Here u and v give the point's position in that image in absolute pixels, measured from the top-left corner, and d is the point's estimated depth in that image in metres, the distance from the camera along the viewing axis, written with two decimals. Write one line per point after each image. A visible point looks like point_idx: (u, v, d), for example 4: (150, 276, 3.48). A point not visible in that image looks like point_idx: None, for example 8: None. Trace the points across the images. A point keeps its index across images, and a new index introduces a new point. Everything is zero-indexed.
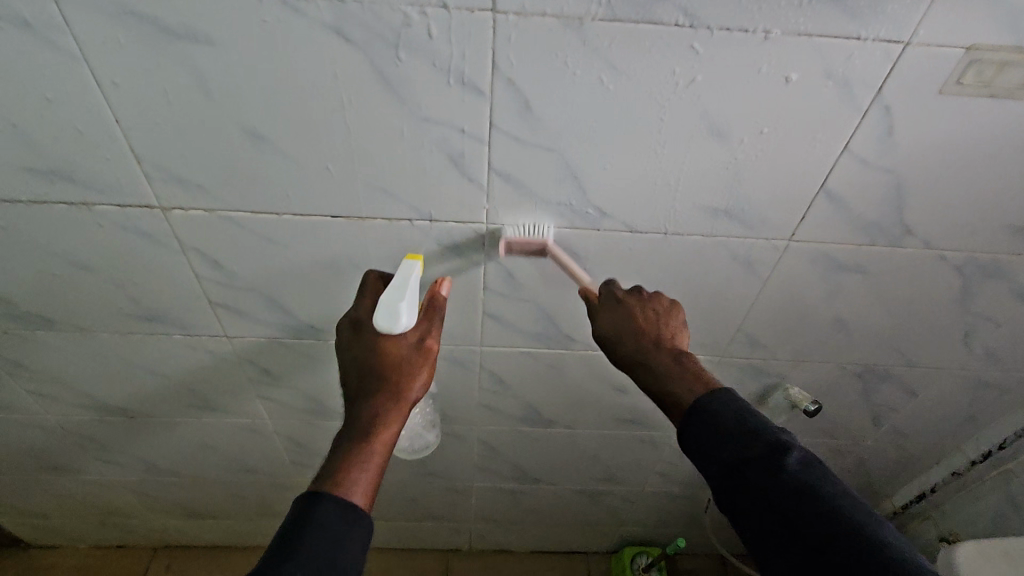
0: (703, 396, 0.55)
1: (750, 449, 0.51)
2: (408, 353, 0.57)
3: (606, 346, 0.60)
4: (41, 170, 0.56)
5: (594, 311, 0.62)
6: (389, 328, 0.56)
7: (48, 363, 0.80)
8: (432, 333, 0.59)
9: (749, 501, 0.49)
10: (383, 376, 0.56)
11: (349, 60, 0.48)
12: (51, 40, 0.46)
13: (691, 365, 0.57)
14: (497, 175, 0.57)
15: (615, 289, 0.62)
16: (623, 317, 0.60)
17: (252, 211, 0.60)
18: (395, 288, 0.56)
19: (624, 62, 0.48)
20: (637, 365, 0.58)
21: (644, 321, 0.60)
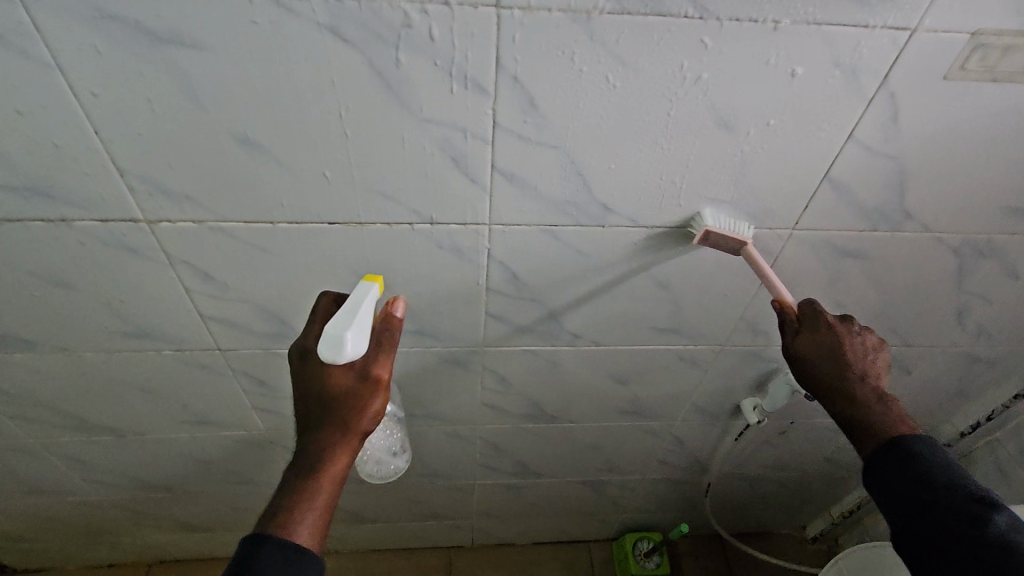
0: (903, 441, 0.55)
1: (956, 504, 0.50)
2: (355, 384, 0.53)
3: (796, 367, 0.62)
4: (14, 187, 0.52)
5: (794, 330, 0.62)
6: (331, 360, 0.52)
7: (29, 385, 0.76)
8: (383, 361, 0.54)
9: (917, 537, 0.52)
10: (330, 409, 0.53)
11: (346, 61, 0.45)
12: (22, 48, 0.43)
13: (901, 411, 0.57)
14: (501, 175, 0.55)
15: (817, 309, 0.62)
16: (832, 341, 0.60)
17: (244, 221, 0.57)
18: (340, 317, 0.53)
19: (632, 56, 0.47)
20: (828, 399, 0.60)
21: (851, 349, 0.60)
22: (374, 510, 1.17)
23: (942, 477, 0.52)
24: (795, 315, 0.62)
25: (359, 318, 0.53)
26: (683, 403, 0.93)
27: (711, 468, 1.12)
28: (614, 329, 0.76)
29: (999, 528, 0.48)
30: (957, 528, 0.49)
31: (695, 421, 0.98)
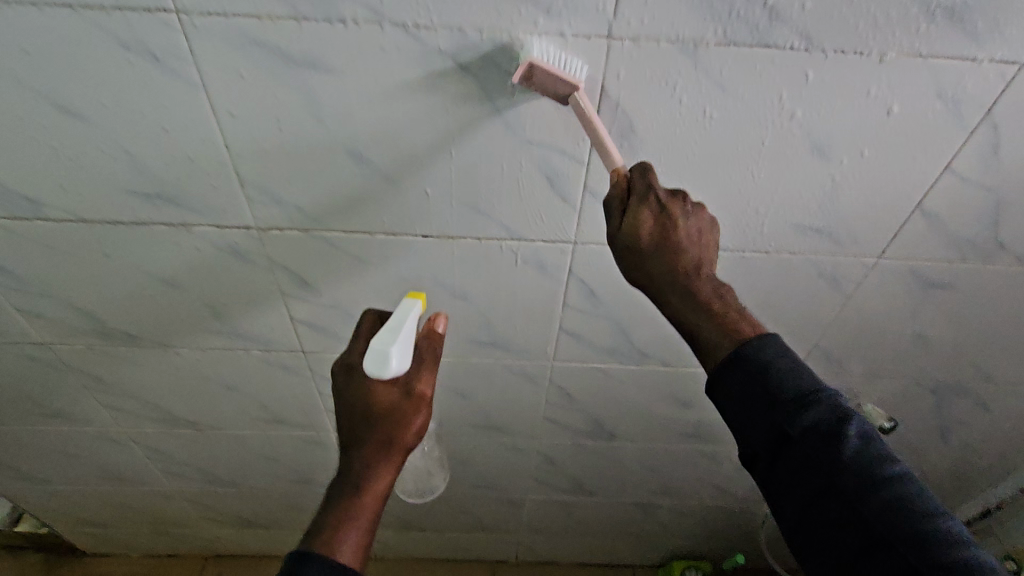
0: (747, 344, 0.47)
1: (789, 399, 0.45)
2: (401, 398, 0.52)
3: (618, 256, 0.50)
4: (147, 194, 0.57)
5: (619, 207, 0.49)
6: (377, 375, 0.52)
7: (126, 377, 0.82)
8: (428, 378, 0.54)
9: (758, 427, 0.46)
10: (374, 426, 0.51)
11: (461, 85, 0.49)
12: (176, 70, 0.48)
13: (729, 306, 0.49)
14: (592, 195, 0.57)
15: (649, 177, 0.49)
16: (658, 225, 0.48)
17: (346, 231, 0.61)
18: (387, 331, 0.53)
19: (735, 85, 0.48)
20: (663, 292, 0.49)
21: (682, 231, 0.49)
22: (425, 518, 1.19)
23: (792, 386, 0.45)
24: (626, 183, 0.48)
25: (404, 332, 0.53)
26: None
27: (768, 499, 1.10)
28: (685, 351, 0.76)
29: (850, 444, 0.44)
30: (796, 423, 0.45)
31: None
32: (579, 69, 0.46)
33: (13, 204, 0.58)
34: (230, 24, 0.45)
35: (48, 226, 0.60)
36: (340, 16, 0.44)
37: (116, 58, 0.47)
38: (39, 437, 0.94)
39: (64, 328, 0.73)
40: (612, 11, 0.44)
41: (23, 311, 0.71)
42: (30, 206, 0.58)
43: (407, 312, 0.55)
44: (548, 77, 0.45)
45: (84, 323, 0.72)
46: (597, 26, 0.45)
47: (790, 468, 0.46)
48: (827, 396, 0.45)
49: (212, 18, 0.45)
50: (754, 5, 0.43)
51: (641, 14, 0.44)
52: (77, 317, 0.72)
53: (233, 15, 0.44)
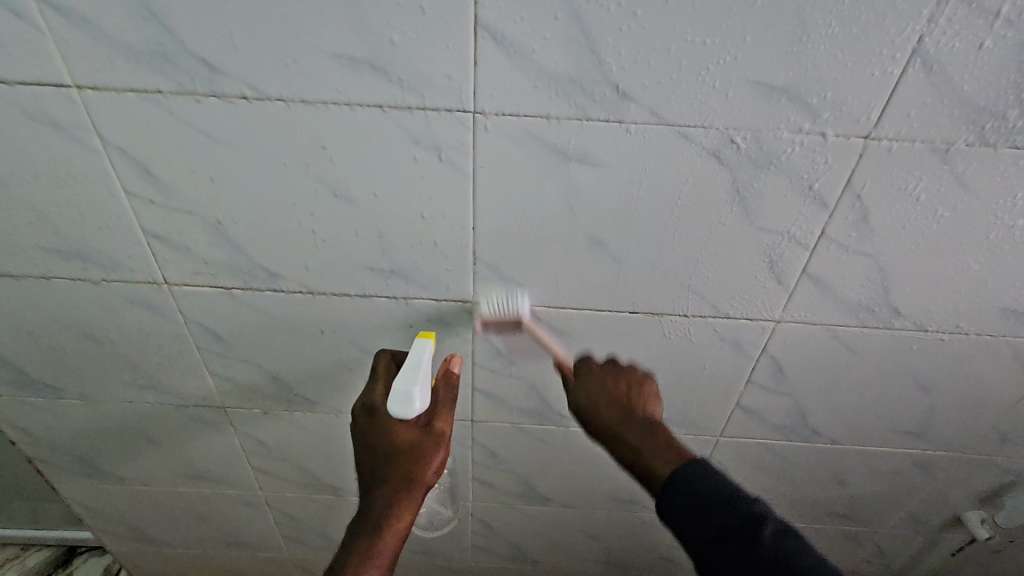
0: (680, 466, 0.49)
1: (709, 503, 0.46)
2: (420, 435, 0.53)
3: (584, 420, 0.57)
4: (382, 269, 0.61)
5: (575, 380, 0.60)
6: (401, 416, 0.53)
7: (288, 442, 0.83)
8: (445, 415, 0.55)
9: (687, 537, 0.47)
10: (395, 463, 0.51)
11: (713, 178, 0.52)
12: (455, 161, 0.52)
13: (670, 438, 0.53)
14: (808, 277, 0.59)
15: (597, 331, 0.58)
16: (601, 386, 0.58)
17: (556, 306, 0.63)
18: (407, 372, 0.54)
19: (976, 180, 0.51)
20: (613, 437, 0.55)
21: (624, 394, 0.57)
22: None
23: (718, 487, 0.47)
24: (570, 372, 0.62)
25: (424, 373, 0.54)
26: (897, 510, 0.89)
27: None
28: (857, 429, 0.76)
29: (770, 541, 0.43)
30: (721, 522, 0.45)
31: (904, 530, 0.93)
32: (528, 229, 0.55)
33: (252, 276, 0.62)
34: (519, 122, 0.50)
35: (277, 296, 0.64)
36: (623, 117, 0.49)
37: (405, 152, 0.52)
38: (177, 499, 0.94)
39: (248, 392, 0.76)
40: (876, 118, 0.48)
41: (216, 375, 0.74)
42: (267, 278, 0.62)
43: (424, 352, 0.56)
44: None
45: (270, 387, 0.75)
46: (859, 127, 0.49)
47: (726, 572, 0.44)
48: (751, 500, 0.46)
49: (506, 117, 0.49)
50: (1012, 114, 0.47)
51: (903, 118, 0.48)
52: (266, 381, 0.74)
53: (524, 114, 0.49)
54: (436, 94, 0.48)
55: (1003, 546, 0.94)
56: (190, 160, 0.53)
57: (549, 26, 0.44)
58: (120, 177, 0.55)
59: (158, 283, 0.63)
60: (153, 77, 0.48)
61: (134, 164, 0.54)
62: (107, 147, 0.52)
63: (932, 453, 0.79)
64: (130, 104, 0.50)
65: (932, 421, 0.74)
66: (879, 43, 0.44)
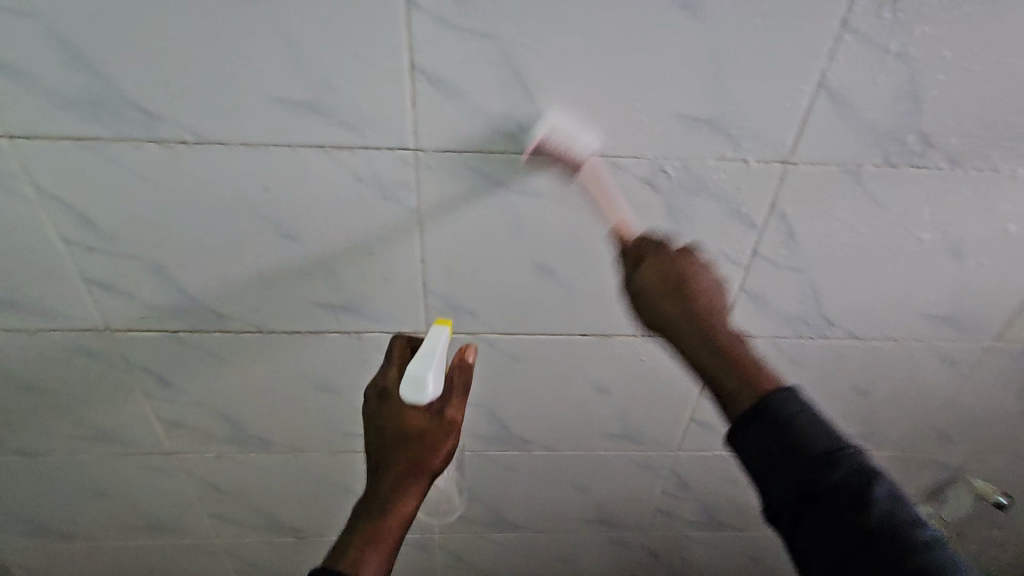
0: (767, 394, 0.42)
1: (809, 452, 0.41)
2: (431, 422, 0.48)
3: (642, 308, 0.48)
4: (333, 305, 0.61)
5: (636, 261, 0.49)
6: (414, 401, 0.48)
7: (245, 485, 0.81)
8: (457, 404, 0.51)
9: (778, 488, 0.42)
10: (404, 447, 0.47)
11: (648, 203, 0.55)
12: (399, 197, 0.53)
13: (739, 347, 0.45)
14: (746, 293, 0.62)
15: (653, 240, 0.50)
16: (669, 271, 0.47)
17: (509, 333, 0.65)
18: (423, 355, 0.49)
19: (887, 197, 0.55)
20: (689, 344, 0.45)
21: (693, 288, 0.46)
22: None
23: (816, 441, 0.41)
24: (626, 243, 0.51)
25: (440, 357, 0.50)
26: None
27: None
28: None
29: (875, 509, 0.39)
30: (819, 484, 0.40)
31: None
32: (588, 141, 0.50)
33: (199, 318, 0.61)
34: (460, 158, 0.51)
35: (226, 337, 0.63)
36: None
37: (349, 190, 0.53)
38: (128, 553, 0.90)
39: (200, 436, 0.74)
40: (792, 144, 0.52)
41: (166, 420, 0.72)
42: (215, 319, 0.61)
43: (442, 336, 0.52)
44: (555, 154, 0.50)
45: (224, 429, 0.73)
46: (777, 153, 0.52)
47: (819, 534, 0.41)
48: (849, 451, 0.41)
49: (446, 154, 0.51)
50: (912, 137, 0.52)
51: (816, 143, 0.52)
52: (219, 424, 0.72)
53: (464, 150, 0.51)
54: (376, 134, 0.49)
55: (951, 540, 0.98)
56: (129, 206, 0.53)
57: (483, 68, 0.47)
58: (56, 224, 0.54)
59: (99, 329, 0.61)
60: (88, 125, 0.48)
61: (70, 211, 0.53)
62: (41, 195, 0.52)
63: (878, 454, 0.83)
64: (66, 153, 0.49)
65: (873, 423, 0.78)
66: (788, 78, 0.48)
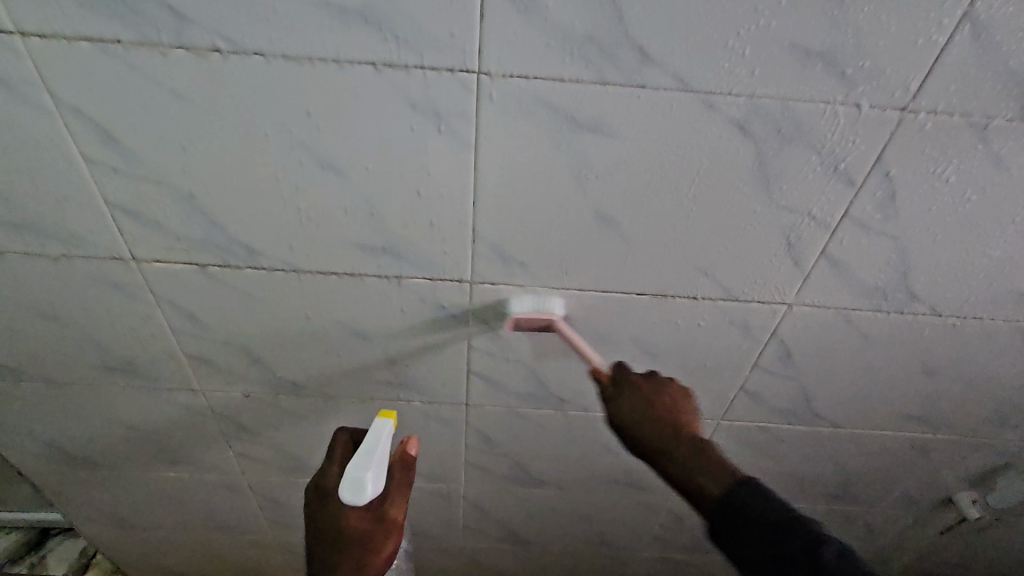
0: (735, 484, 0.48)
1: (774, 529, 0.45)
2: (369, 523, 0.55)
3: (626, 436, 0.56)
4: (374, 246, 0.56)
5: (615, 397, 0.58)
6: (353, 501, 0.55)
7: (273, 426, 0.79)
8: (399, 503, 0.57)
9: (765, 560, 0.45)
10: (346, 551, 0.54)
11: (736, 152, 0.48)
12: (456, 130, 0.47)
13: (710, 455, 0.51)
14: (827, 260, 0.56)
15: (629, 374, 0.59)
16: (636, 400, 0.56)
17: (560, 287, 0.60)
18: (359, 457, 0.57)
19: (1012, 159, 0.48)
20: (664, 454, 0.53)
21: (660, 404, 0.56)
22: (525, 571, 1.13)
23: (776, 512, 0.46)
24: (606, 380, 0.59)
25: (376, 459, 0.57)
26: (890, 491, 0.89)
27: (890, 559, 1.06)
28: (860, 413, 0.75)
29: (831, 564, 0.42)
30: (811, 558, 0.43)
31: (895, 511, 0.94)
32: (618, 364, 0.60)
33: (231, 253, 0.57)
34: (528, 87, 0.45)
35: (257, 274, 0.59)
36: (642, 82, 0.45)
37: (400, 117, 0.47)
38: (154, 484, 0.89)
39: (228, 376, 0.71)
40: (915, 90, 0.44)
41: (193, 358, 0.69)
42: (247, 255, 0.57)
43: (380, 435, 0.59)
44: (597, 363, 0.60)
45: (252, 370, 0.70)
46: (896, 100, 0.45)
47: None
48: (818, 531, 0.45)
49: (513, 81, 0.44)
50: None
51: (944, 90, 0.44)
52: (248, 364, 0.70)
53: (534, 78, 0.44)
54: (436, 52, 0.43)
55: (989, 524, 0.95)
56: (156, 124, 0.47)
57: None
58: (76, 142, 0.49)
59: (125, 260, 0.58)
60: (110, 26, 0.42)
61: (92, 127, 0.47)
62: (60, 107, 0.46)
63: (932, 437, 0.78)
64: (86, 58, 0.43)
65: (935, 405, 0.73)
66: (927, 8, 0.40)
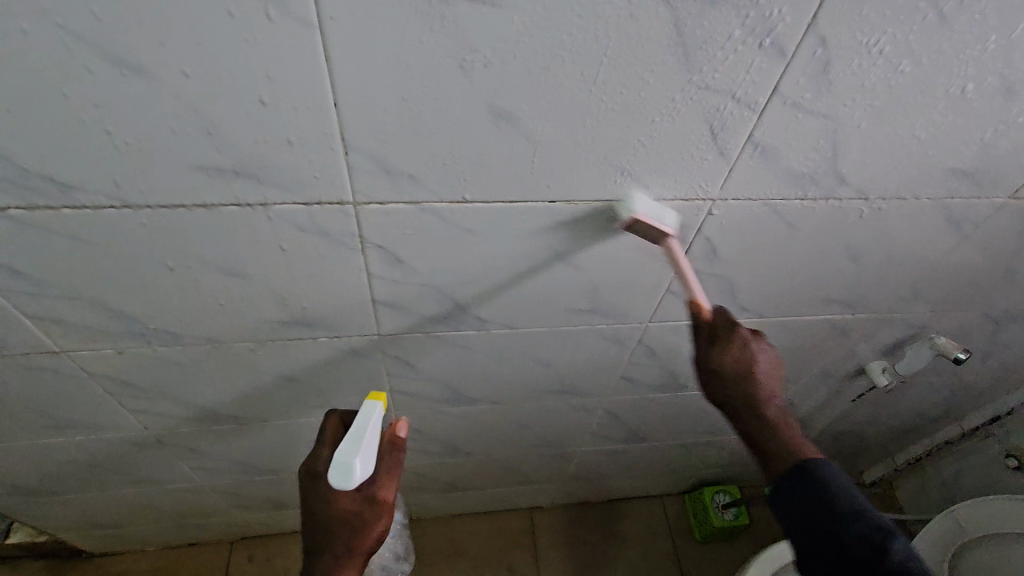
0: (809, 463, 0.56)
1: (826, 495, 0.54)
2: (360, 506, 0.58)
3: (705, 376, 0.60)
4: (222, 169, 0.45)
5: (708, 340, 0.59)
6: (343, 486, 0.57)
7: (163, 380, 0.70)
8: (387, 484, 0.60)
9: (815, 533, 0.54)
10: (336, 533, 0.58)
11: (648, 19, 0.39)
12: (290, 7, 0.36)
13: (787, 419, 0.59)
14: (754, 146, 0.50)
15: (727, 316, 0.59)
16: (742, 359, 0.58)
17: (460, 201, 0.51)
18: (349, 442, 0.58)
19: (958, 16, 0.42)
20: (755, 416, 0.58)
21: (756, 365, 0.58)
22: (471, 478, 1.16)
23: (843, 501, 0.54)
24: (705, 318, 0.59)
25: (366, 444, 0.59)
26: (810, 369, 0.93)
27: (808, 427, 1.14)
28: (784, 302, 0.74)
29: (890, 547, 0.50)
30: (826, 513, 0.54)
31: (814, 385, 0.98)
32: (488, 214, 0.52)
33: (36, 191, 0.45)
34: None
35: (81, 214, 0.47)
36: None
37: None
38: (48, 451, 0.81)
39: (90, 334, 0.61)
40: None
41: (38, 319, 0.58)
42: (59, 192, 0.45)
43: (372, 417, 0.60)
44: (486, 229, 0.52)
45: (118, 325, 0.60)
46: None
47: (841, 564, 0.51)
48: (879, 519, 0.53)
49: None
50: None
51: None
52: (109, 320, 0.59)
53: None
54: None
55: (895, 387, 1.02)
56: None
57: None
58: None
59: None
60: None
61: None
62: None
63: (851, 317, 0.79)
64: None
65: (855, 288, 0.73)
66: None
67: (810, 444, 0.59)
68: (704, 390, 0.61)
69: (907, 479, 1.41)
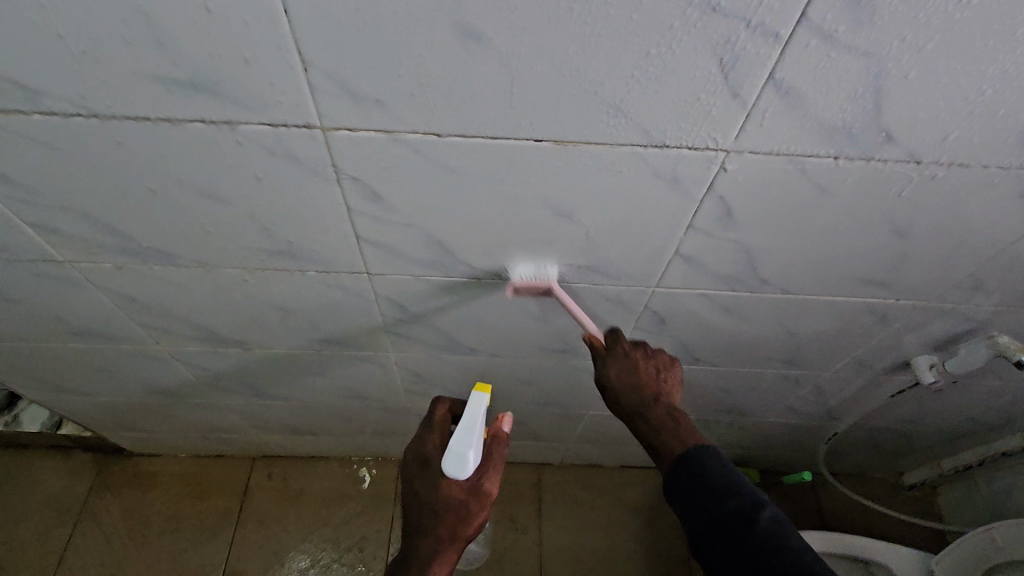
0: (695, 449, 0.55)
1: (715, 489, 0.53)
2: (468, 494, 0.58)
3: (607, 395, 0.64)
4: (180, 82, 0.43)
5: (604, 360, 0.65)
6: (456, 474, 0.57)
7: (164, 298, 0.72)
8: (493, 476, 0.59)
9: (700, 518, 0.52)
10: (441, 518, 0.57)
11: None
12: None
13: (682, 419, 0.59)
14: (777, 88, 0.42)
15: (618, 338, 0.66)
16: (625, 370, 0.63)
17: (433, 134, 0.47)
18: (462, 431, 0.58)
19: None
20: (642, 420, 0.60)
21: (644, 371, 0.63)
22: None
23: (721, 479, 0.53)
24: (603, 346, 0.66)
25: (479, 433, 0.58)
26: (844, 356, 0.84)
27: (841, 419, 1.05)
28: (815, 278, 0.65)
29: (761, 520, 0.49)
30: (719, 508, 0.52)
31: (848, 374, 0.89)
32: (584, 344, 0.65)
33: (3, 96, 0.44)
34: None
35: (52, 122, 0.47)
36: None
37: None
38: (74, 355, 0.87)
39: (87, 246, 0.62)
40: None
41: (39, 227, 0.60)
42: (26, 97, 0.45)
43: (479, 408, 0.59)
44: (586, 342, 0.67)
45: (112, 240, 0.61)
46: None
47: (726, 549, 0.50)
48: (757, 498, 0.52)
49: None
50: None
51: None
52: (102, 233, 0.60)
53: None
54: None
55: (946, 386, 0.91)
56: None
57: None
58: None
59: None
60: None
61: None
62: None
63: (894, 302, 0.70)
64: None
65: (900, 270, 0.64)
66: None
67: (702, 433, 0.58)
68: (610, 408, 0.64)
69: (952, 486, 1.30)
